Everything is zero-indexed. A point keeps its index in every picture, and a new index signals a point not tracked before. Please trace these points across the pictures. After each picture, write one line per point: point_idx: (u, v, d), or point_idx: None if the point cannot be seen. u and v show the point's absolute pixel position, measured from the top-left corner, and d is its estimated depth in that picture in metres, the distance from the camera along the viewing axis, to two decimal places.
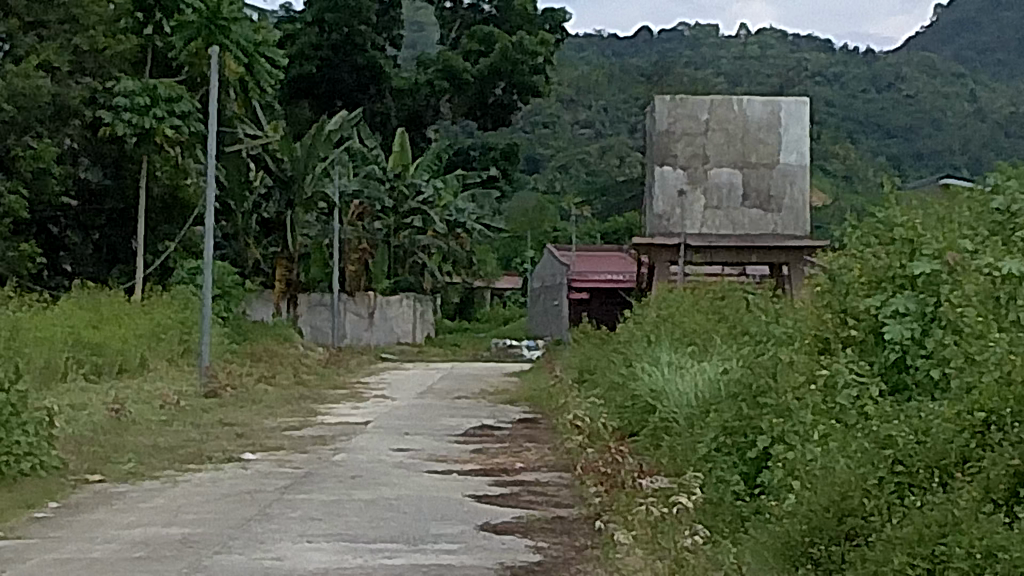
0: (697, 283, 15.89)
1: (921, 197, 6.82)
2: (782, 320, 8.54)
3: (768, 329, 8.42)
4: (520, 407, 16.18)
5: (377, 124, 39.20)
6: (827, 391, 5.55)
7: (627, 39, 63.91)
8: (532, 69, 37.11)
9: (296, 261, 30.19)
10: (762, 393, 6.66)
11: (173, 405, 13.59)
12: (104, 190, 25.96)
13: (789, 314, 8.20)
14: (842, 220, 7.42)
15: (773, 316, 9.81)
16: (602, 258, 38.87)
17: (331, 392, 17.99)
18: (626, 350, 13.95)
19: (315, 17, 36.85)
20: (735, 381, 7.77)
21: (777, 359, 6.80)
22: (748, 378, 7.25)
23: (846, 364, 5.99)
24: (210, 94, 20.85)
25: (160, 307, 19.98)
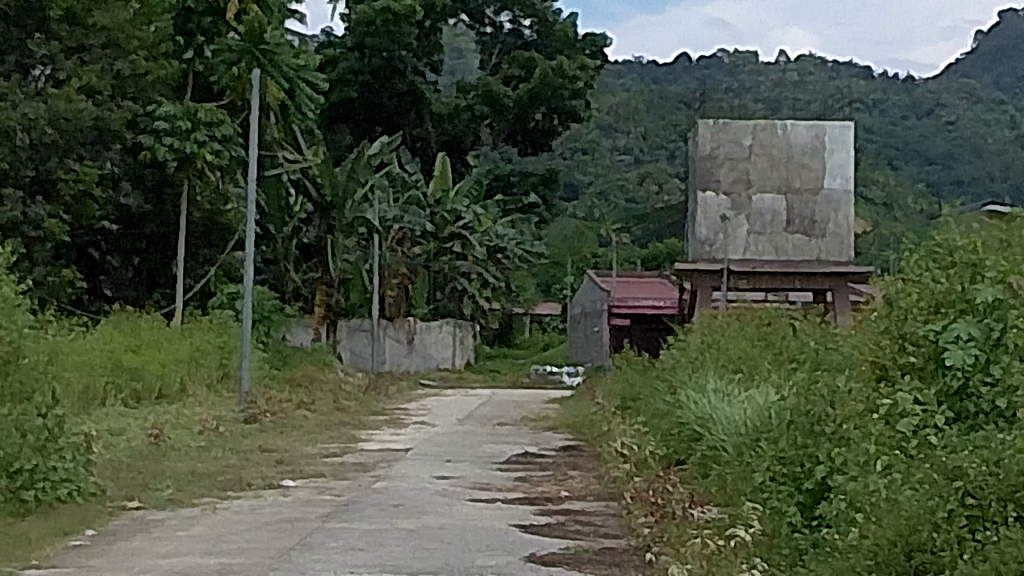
0: (741, 309, 15.70)
1: (980, 221, 6.63)
2: (836, 347, 8.36)
3: (823, 355, 8.23)
4: (562, 434, 16.02)
5: (417, 150, 39.13)
6: (889, 418, 5.39)
7: (666, 65, 63.78)
8: (572, 94, 36.99)
9: (335, 286, 30.24)
10: (818, 422, 6.48)
11: (212, 431, 13.45)
12: (144, 215, 25.91)
13: (843, 342, 8.03)
14: (899, 243, 7.25)
15: (824, 344, 9.62)
16: (642, 284, 38.73)
17: (371, 418, 17.81)
18: (670, 377, 13.82)
19: (355, 42, 36.80)
20: (787, 409, 7.58)
21: (833, 387, 6.61)
22: (803, 404, 7.08)
23: (908, 390, 5.82)
24: (251, 117, 20.76)
25: (199, 333, 19.87)
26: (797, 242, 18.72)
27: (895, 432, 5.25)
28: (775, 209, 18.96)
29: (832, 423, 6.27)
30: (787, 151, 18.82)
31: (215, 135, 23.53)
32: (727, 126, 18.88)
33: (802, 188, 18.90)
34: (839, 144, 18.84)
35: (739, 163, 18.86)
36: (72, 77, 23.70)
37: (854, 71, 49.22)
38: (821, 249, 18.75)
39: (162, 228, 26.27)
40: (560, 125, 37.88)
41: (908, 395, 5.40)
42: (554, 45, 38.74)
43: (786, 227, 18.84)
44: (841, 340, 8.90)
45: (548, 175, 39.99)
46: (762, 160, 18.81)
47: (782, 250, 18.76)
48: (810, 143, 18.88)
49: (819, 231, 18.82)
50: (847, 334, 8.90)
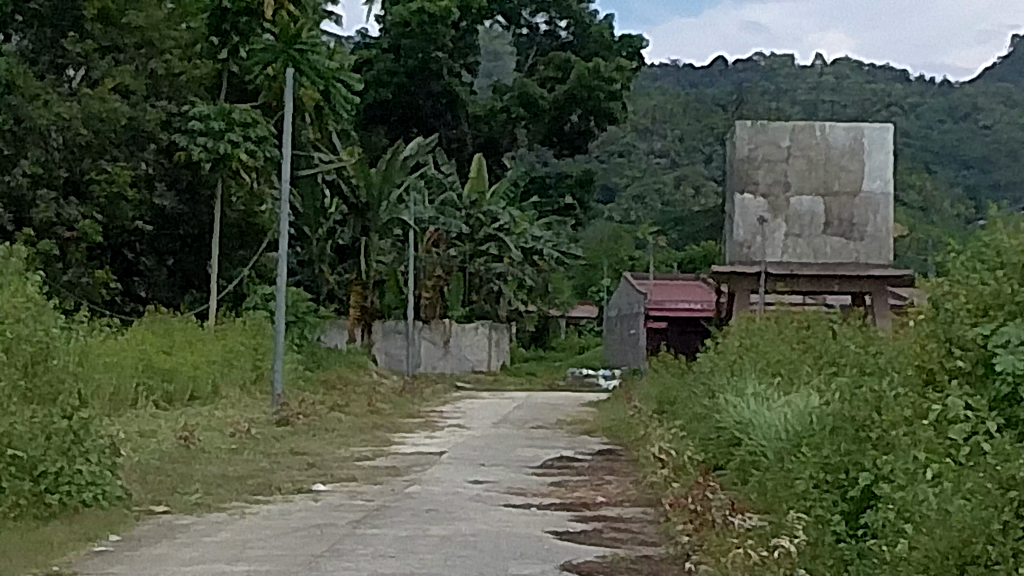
0: (780, 311, 15.46)
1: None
2: (880, 351, 8.17)
3: (867, 359, 8.03)
4: (598, 438, 15.82)
5: (453, 151, 38.96)
6: (937, 424, 5.19)
7: (704, 68, 63.54)
8: (608, 96, 36.78)
9: (370, 287, 29.92)
10: (863, 430, 6.31)
11: (245, 432, 13.31)
12: (180, 216, 25.82)
13: (889, 344, 7.84)
14: (945, 244, 7.06)
15: (867, 350, 9.41)
16: (680, 286, 38.48)
17: (405, 421, 17.65)
18: (709, 380, 13.60)
19: (391, 43, 36.65)
20: (831, 413, 7.38)
21: (878, 392, 6.42)
22: (847, 411, 6.89)
23: (956, 396, 5.63)
24: (285, 118, 20.58)
25: (233, 334, 19.71)
26: (836, 246, 18.63)
27: (943, 441, 5.06)
28: (814, 210, 18.77)
29: (880, 431, 6.09)
30: (826, 153, 18.46)
31: (249, 135, 23.37)
32: (764, 126, 18.68)
33: (841, 190, 18.55)
34: (877, 147, 18.38)
35: (777, 164, 18.65)
36: (106, 77, 23.63)
37: (892, 75, 48.87)
38: (860, 253, 18.67)
39: (197, 229, 26.18)
40: (596, 127, 37.67)
41: (958, 401, 5.20)
42: (591, 46, 38.51)
43: (825, 229, 18.74)
44: (887, 342, 8.71)
45: (585, 176, 39.76)
46: (801, 162, 18.54)
47: (820, 252, 18.74)
48: (849, 145, 18.51)
49: (857, 233, 18.67)
50: (893, 337, 8.69)
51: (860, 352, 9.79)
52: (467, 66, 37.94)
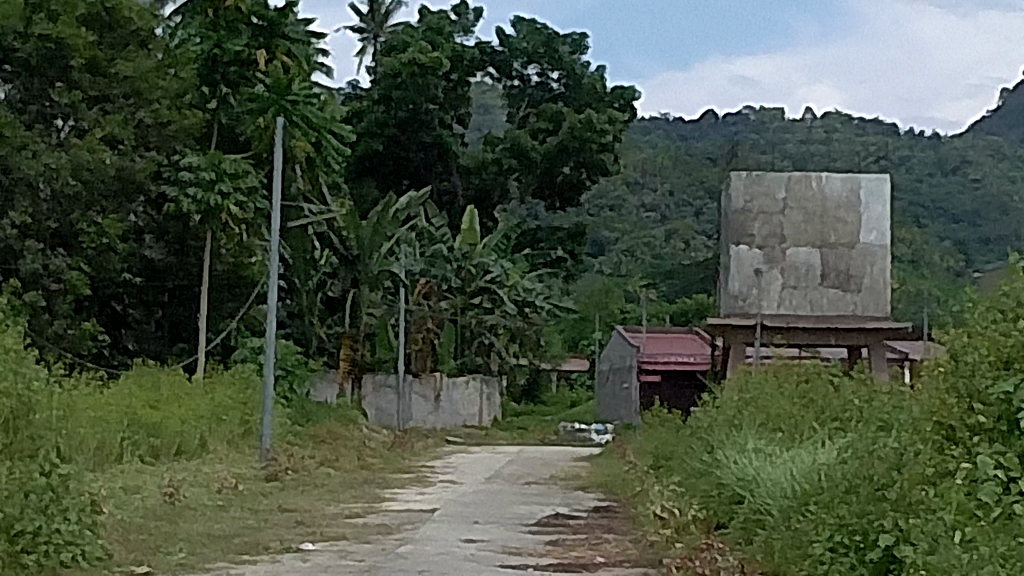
0: (779, 364, 15.23)
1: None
2: (894, 408, 7.92)
3: (880, 416, 7.77)
4: (594, 494, 15.53)
5: (444, 204, 38.72)
6: (968, 482, 4.91)
7: (693, 122, 63.49)
8: (600, 147, 36.64)
9: (361, 340, 29.60)
10: (883, 491, 6.05)
11: (231, 488, 13.02)
12: (168, 269, 25.58)
13: (903, 401, 7.60)
14: (959, 295, 6.82)
15: (875, 411, 9.18)
16: (673, 340, 38.20)
17: (397, 476, 17.33)
18: (707, 434, 13.33)
19: (381, 94, 36.48)
20: (843, 471, 7.11)
21: (897, 453, 6.15)
22: (861, 470, 6.63)
23: (980, 455, 5.37)
24: (276, 167, 20.34)
25: (222, 388, 19.40)
26: (832, 298, 18.49)
27: (976, 500, 4.78)
28: (810, 261, 18.52)
29: (898, 494, 5.83)
30: (822, 204, 18.34)
31: (241, 186, 23.02)
32: (760, 177, 18.54)
33: (838, 242, 18.40)
34: (874, 199, 18.28)
35: (773, 215, 18.44)
36: (95, 127, 23.37)
37: (882, 129, 48.76)
38: (856, 305, 18.48)
39: (186, 280, 25.92)
40: (588, 179, 37.49)
41: (988, 456, 4.91)
42: (582, 99, 38.38)
43: (821, 280, 18.52)
44: (900, 398, 8.47)
45: (576, 230, 39.50)
46: (798, 212, 18.33)
47: (817, 304, 18.54)
48: (845, 197, 18.42)
49: (854, 285, 18.46)
50: (906, 393, 8.45)
51: (869, 410, 9.56)
52: (458, 117, 37.75)
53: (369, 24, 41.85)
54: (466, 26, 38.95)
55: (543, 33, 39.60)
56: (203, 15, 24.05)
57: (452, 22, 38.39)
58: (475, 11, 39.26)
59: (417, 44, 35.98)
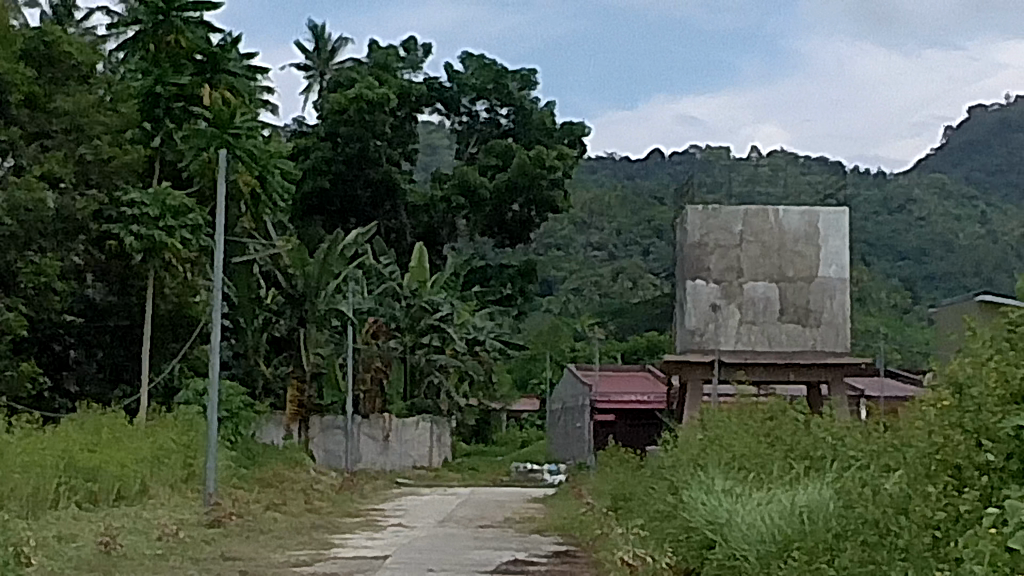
0: (743, 400, 14.69)
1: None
2: (880, 449, 7.43)
3: (867, 459, 7.27)
4: (551, 538, 14.97)
5: (392, 242, 38.15)
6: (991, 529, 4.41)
7: (639, 161, 63.10)
8: (549, 184, 36.20)
9: (308, 381, 28.82)
10: (892, 539, 5.55)
11: (173, 535, 12.42)
12: (110, 308, 25.01)
13: (893, 440, 7.11)
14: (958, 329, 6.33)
15: (855, 452, 8.71)
16: (625, 378, 37.73)
17: (346, 520, 16.72)
18: (670, 474, 12.80)
19: (328, 132, 35.91)
20: (833, 517, 6.58)
21: (898, 501, 5.63)
22: (857, 516, 6.13)
23: (1000, 499, 4.89)
24: (219, 203, 19.67)
25: (164, 431, 18.75)
26: (790, 333, 19.47)
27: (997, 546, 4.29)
28: (767, 296, 19.64)
29: (908, 543, 5.33)
30: (780, 236, 19.55)
31: (185, 223, 22.28)
32: (717, 211, 19.55)
33: (796, 276, 19.66)
34: (833, 232, 19.61)
35: (729, 250, 19.53)
36: (33, 163, 22.77)
37: (829, 168, 48.50)
38: (816, 338, 19.48)
39: (128, 320, 25.30)
40: (538, 216, 37.02)
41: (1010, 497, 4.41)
42: (531, 134, 37.92)
43: (779, 316, 19.57)
44: (890, 434, 8.00)
45: (526, 267, 38.97)
46: (754, 246, 19.49)
47: (773, 340, 19.47)
48: (804, 230, 19.67)
49: (814, 319, 19.57)
50: (896, 429, 7.98)
51: (851, 452, 9.11)
52: (406, 154, 37.24)
53: (314, 62, 41.34)
54: (414, 62, 38.44)
55: (492, 68, 39.04)
56: (145, 50, 23.12)
57: (400, 57, 37.87)
58: (423, 46, 38.78)
59: (364, 80, 35.45)
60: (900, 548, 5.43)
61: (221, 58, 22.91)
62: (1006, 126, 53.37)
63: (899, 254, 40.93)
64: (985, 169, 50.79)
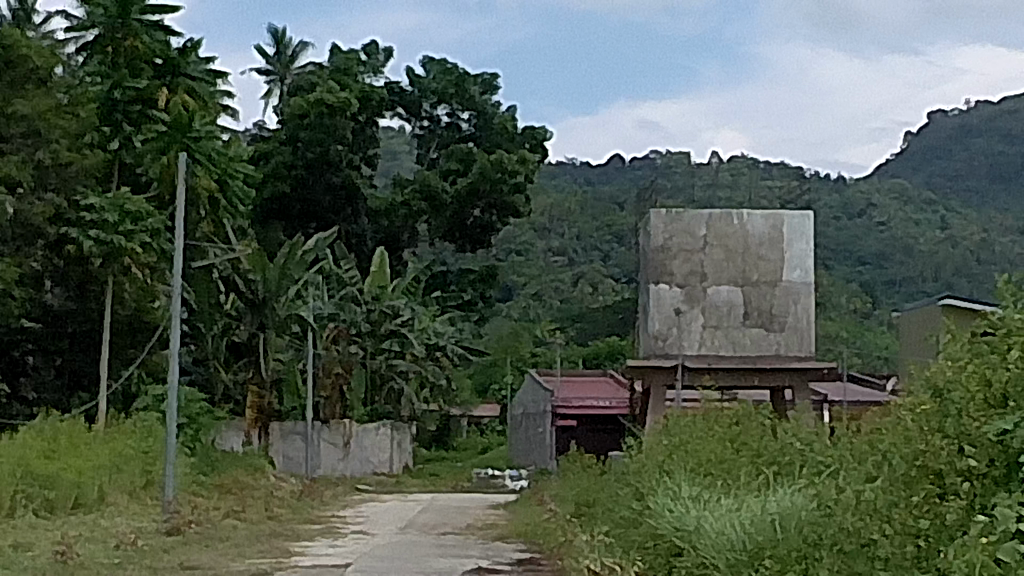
0: (707, 404, 14.59)
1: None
2: (857, 454, 7.31)
3: (839, 467, 7.16)
4: (513, 544, 14.82)
5: (352, 247, 37.96)
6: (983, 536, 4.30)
7: (599, 167, 62.99)
8: (511, 188, 36.09)
9: (268, 387, 28.63)
10: (874, 547, 5.43)
11: (131, 544, 12.23)
12: (68, 313, 24.79)
13: (868, 447, 6.99)
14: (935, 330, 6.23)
15: (826, 459, 8.58)
16: (586, 383, 37.64)
17: (306, 527, 16.54)
18: (635, 479, 12.69)
19: (288, 135, 35.70)
20: (808, 525, 6.45)
21: (876, 508, 5.51)
22: (832, 524, 6.00)
23: (990, 507, 4.78)
24: (178, 208, 19.49)
25: (122, 437, 18.54)
26: (755, 336, 19.45)
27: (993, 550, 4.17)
28: (731, 300, 19.70)
29: (891, 550, 5.21)
30: (744, 240, 19.72)
31: (144, 227, 22.24)
32: (681, 216, 19.72)
33: (759, 280, 19.73)
34: (795, 235, 19.88)
35: (693, 254, 19.65)
36: None
37: (789, 173, 48.49)
38: (780, 342, 19.50)
39: (86, 325, 25.08)
40: (500, 220, 36.91)
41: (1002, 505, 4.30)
42: (493, 139, 37.80)
43: (742, 319, 19.61)
44: (865, 441, 7.88)
45: (487, 272, 38.83)
46: (718, 249, 19.66)
47: (738, 343, 19.46)
48: (766, 235, 19.85)
49: (777, 323, 19.63)
50: (870, 435, 7.86)
51: (821, 459, 9.00)
52: (367, 158, 36.97)
53: (274, 66, 41.13)
54: (375, 66, 38.26)
55: (453, 72, 38.88)
56: (103, 55, 23.06)
57: (360, 62, 37.69)
58: (384, 51, 38.61)
59: (325, 85, 35.26)
60: (882, 556, 5.31)
61: (178, 64, 23.39)
62: (965, 131, 53.44)
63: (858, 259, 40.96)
64: (944, 175, 50.85)
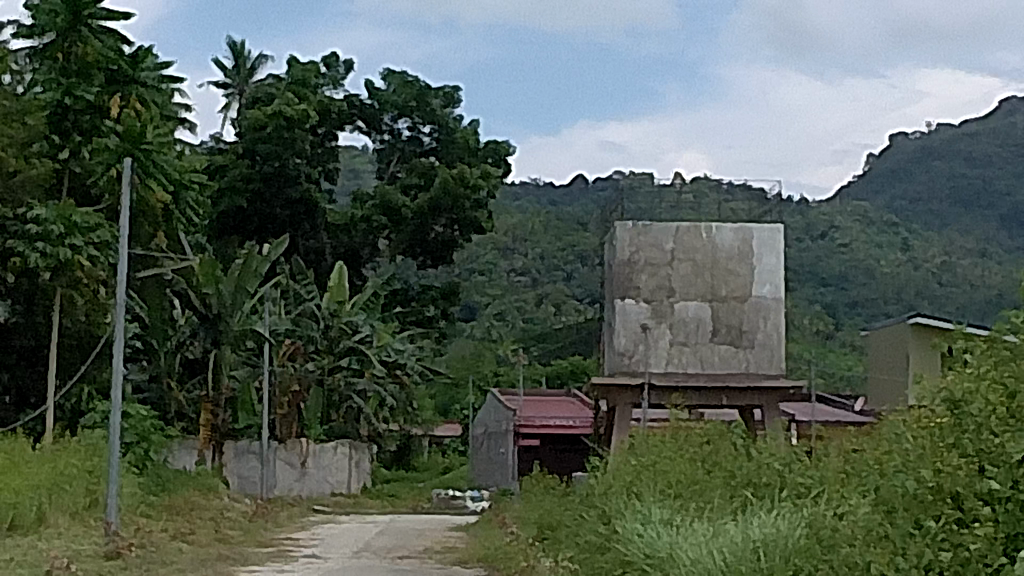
0: (675, 422, 13.92)
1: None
2: (853, 480, 6.74)
3: (837, 496, 6.57)
4: (473, 569, 14.15)
5: (311, 262, 37.25)
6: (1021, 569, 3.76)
7: (562, 186, 62.32)
8: (473, 204, 35.48)
9: (222, 405, 27.84)
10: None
11: (63, 569, 11.49)
12: (14, 327, 24.00)
13: (862, 473, 6.41)
14: (947, 346, 5.64)
15: (816, 487, 8.02)
16: (550, 402, 37.02)
17: (257, 551, 15.84)
18: (601, 499, 12.02)
19: (246, 149, 34.96)
20: (799, 558, 5.84)
21: (877, 538, 4.92)
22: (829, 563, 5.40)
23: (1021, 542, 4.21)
24: (123, 217, 18.73)
25: (65, 455, 17.80)
26: (721, 352, 24.55)
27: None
28: (698, 315, 24.74)
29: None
30: (710, 256, 24.99)
31: (91, 239, 21.61)
32: (650, 232, 24.52)
33: (728, 295, 25.07)
34: (762, 251, 25.28)
35: (663, 267, 24.60)
36: None
37: None
38: (749, 357, 24.70)
39: (34, 341, 24.31)
40: (461, 237, 36.32)
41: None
42: (455, 153, 37.27)
43: (711, 335, 24.66)
44: (864, 469, 7.29)
45: (448, 289, 38.17)
46: (684, 264, 24.75)
47: (705, 357, 24.48)
48: (732, 249, 25.19)
49: (747, 340, 24.84)
50: (867, 463, 7.28)
51: (809, 489, 8.41)
52: (326, 172, 36.31)
53: (233, 79, 40.38)
54: (335, 78, 37.53)
55: (414, 85, 38.24)
56: (53, 61, 22.22)
57: (320, 74, 37.01)
58: (344, 63, 37.90)
59: (284, 96, 34.50)
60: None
61: (132, 70, 22.70)
62: (925, 154, 52.98)
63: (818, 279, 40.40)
64: (904, 198, 50.35)
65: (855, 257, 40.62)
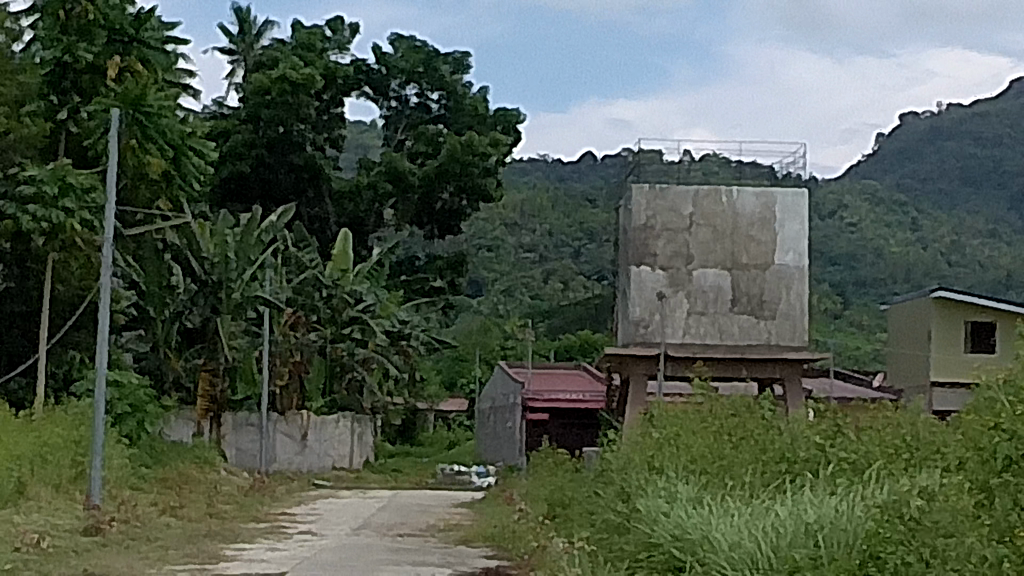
0: (695, 393, 12.91)
1: None
2: (931, 455, 5.78)
3: (914, 475, 5.57)
4: (478, 550, 13.22)
5: (315, 231, 36.32)
6: None
7: (570, 164, 61.07)
8: (482, 171, 34.37)
9: (222, 375, 26.88)
10: None
11: (33, 546, 10.55)
12: (5, 291, 23.08)
13: (951, 449, 5.45)
14: None
15: (869, 472, 7.05)
16: (559, 377, 36.06)
17: (248, 528, 14.89)
18: (619, 475, 10.98)
19: (248, 114, 33.98)
20: (881, 542, 4.88)
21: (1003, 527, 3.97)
22: (925, 565, 4.42)
23: None
24: (109, 175, 17.65)
25: (48, 425, 16.80)
26: (740, 324, 25.43)
27: None
28: (720, 282, 25.68)
29: None
30: (733, 222, 25.81)
31: (85, 203, 20.44)
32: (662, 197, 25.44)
33: (748, 262, 25.84)
34: (789, 217, 25.94)
35: (681, 232, 25.57)
36: None
37: None
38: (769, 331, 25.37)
39: (25, 306, 23.36)
40: (469, 206, 35.36)
41: None
42: (463, 121, 36.34)
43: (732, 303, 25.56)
44: (938, 453, 6.34)
45: (455, 259, 37.21)
46: (706, 230, 25.62)
47: (725, 328, 25.40)
48: (752, 215, 25.88)
49: (767, 309, 25.62)
50: (942, 446, 6.31)
51: (863, 471, 7.46)
52: (331, 138, 35.35)
53: (238, 46, 39.36)
54: (341, 43, 36.55)
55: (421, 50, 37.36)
56: (54, 18, 21.09)
57: (325, 38, 36.03)
58: (350, 27, 36.90)
59: (287, 60, 33.42)
60: None
61: (134, 30, 21.21)
62: (936, 133, 51.77)
63: (828, 259, 39.32)
64: (913, 177, 49.18)
65: (864, 236, 39.48)
